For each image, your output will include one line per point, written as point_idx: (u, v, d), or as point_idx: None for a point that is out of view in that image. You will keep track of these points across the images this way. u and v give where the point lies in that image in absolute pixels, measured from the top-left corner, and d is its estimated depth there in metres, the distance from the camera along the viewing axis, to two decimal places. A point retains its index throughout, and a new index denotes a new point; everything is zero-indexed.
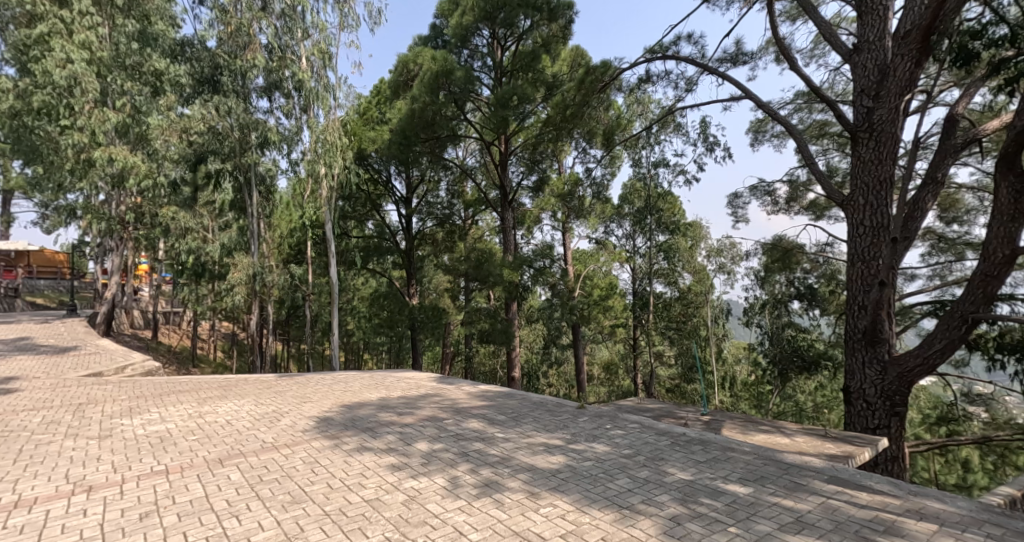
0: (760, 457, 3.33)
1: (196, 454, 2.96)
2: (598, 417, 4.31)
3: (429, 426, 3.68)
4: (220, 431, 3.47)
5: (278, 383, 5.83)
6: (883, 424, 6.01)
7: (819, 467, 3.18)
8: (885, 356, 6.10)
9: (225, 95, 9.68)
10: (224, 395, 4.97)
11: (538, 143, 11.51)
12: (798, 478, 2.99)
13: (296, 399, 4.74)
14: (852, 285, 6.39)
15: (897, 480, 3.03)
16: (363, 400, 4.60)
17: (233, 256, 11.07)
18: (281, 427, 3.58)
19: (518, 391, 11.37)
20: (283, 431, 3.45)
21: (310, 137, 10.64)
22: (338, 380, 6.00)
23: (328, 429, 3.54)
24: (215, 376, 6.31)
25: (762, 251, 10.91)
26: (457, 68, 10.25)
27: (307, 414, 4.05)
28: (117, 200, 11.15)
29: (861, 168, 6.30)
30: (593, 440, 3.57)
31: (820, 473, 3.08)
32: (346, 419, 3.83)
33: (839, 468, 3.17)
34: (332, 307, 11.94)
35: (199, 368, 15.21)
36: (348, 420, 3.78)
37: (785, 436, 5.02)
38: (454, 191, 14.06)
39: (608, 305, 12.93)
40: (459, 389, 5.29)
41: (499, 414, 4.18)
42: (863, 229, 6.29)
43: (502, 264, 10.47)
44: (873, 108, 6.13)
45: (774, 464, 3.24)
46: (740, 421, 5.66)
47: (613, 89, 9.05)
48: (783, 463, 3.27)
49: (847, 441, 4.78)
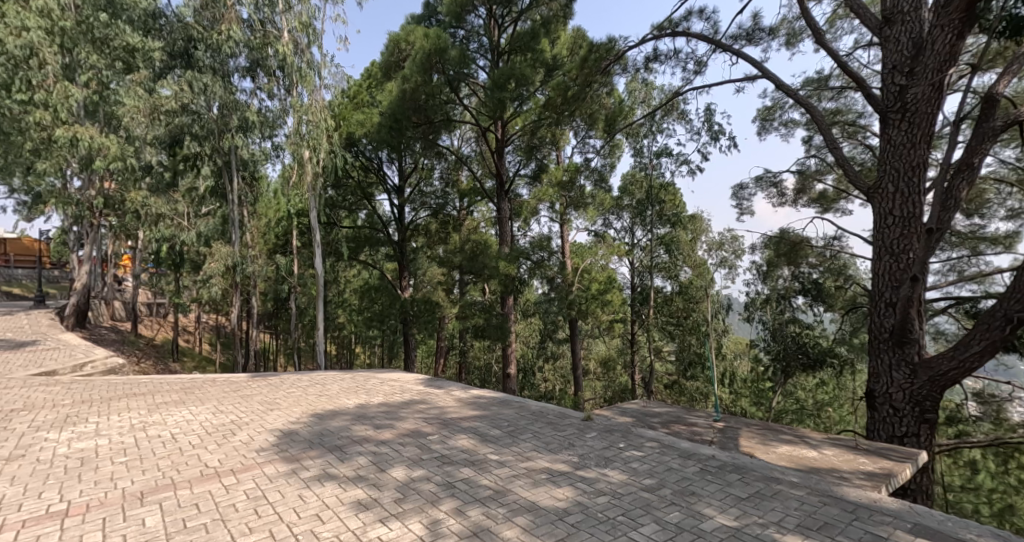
0: (813, 494, 2.80)
1: (115, 487, 2.43)
2: (607, 432, 3.78)
3: (411, 444, 3.13)
4: (159, 450, 2.91)
5: (249, 385, 5.27)
6: (911, 432, 5.53)
7: (892, 510, 2.67)
8: (914, 358, 5.59)
9: (200, 71, 9.06)
10: (185, 400, 4.39)
11: (536, 130, 10.93)
12: (874, 528, 2.48)
13: (265, 406, 4.17)
14: (880, 279, 5.89)
15: (1003, 532, 2.50)
16: (338, 409, 4.03)
17: (211, 245, 10.43)
18: (233, 444, 3.01)
19: (513, 389, 10.87)
20: (234, 450, 2.91)
21: (294, 119, 9.97)
22: (317, 382, 5.42)
23: (289, 447, 2.97)
24: (181, 377, 5.72)
25: (767, 244, 10.37)
26: (451, 47, 9.60)
27: (272, 426, 3.48)
28: (87, 184, 10.51)
29: (892, 152, 5.80)
30: (605, 465, 3.03)
31: (899, 519, 2.56)
32: (316, 434, 3.27)
33: (920, 511, 2.65)
34: (318, 300, 11.36)
35: (182, 361, 14.63)
36: (315, 436, 3.21)
37: (811, 449, 4.52)
38: (449, 179, 13.44)
39: (606, 299, 12.00)
40: (449, 394, 4.75)
41: (494, 428, 3.63)
42: (893, 219, 5.77)
43: (497, 257, 9.95)
44: (908, 86, 5.61)
45: (833, 504, 2.72)
46: (758, 431, 5.13)
47: (616, 70, 8.45)
48: (842, 502, 2.76)
49: (882, 456, 4.26)
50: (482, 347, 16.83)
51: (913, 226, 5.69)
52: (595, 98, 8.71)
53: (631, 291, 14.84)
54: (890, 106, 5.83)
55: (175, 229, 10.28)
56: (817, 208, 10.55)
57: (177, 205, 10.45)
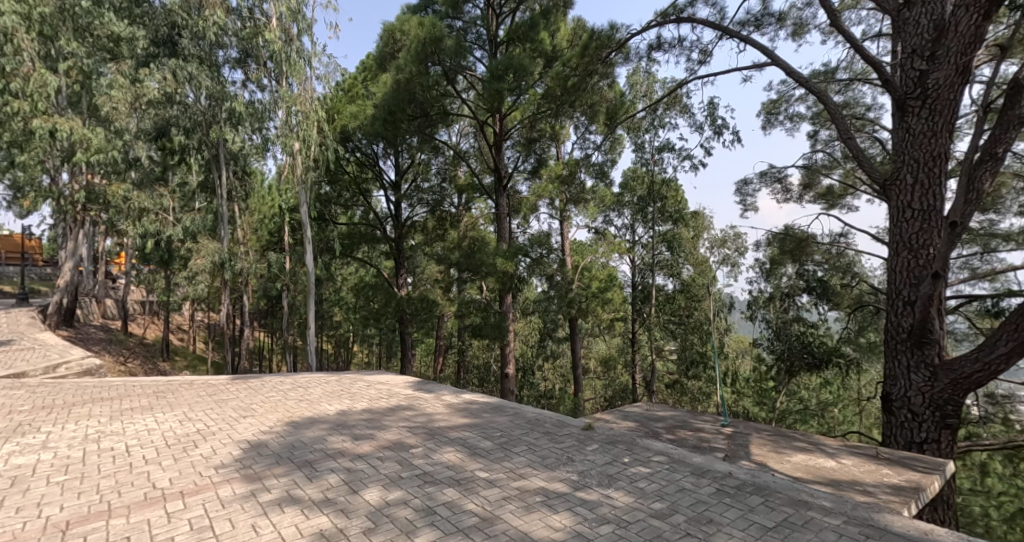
0: (850, 524, 2.49)
1: (39, 515, 2.18)
2: (610, 444, 3.45)
3: (391, 459, 2.82)
4: (105, 467, 2.65)
5: (227, 388, 4.94)
6: (931, 439, 5.21)
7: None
8: (934, 360, 5.28)
9: (186, 59, 8.80)
10: (154, 406, 4.06)
11: (535, 122, 10.57)
12: None
13: (240, 413, 3.86)
14: (898, 276, 5.58)
15: None
16: (317, 416, 3.72)
17: (197, 241, 10.08)
18: (191, 459, 2.75)
19: (511, 390, 10.57)
20: (190, 466, 2.66)
21: (283, 110, 9.58)
22: (300, 384, 5.11)
23: (253, 463, 2.71)
24: (157, 379, 5.39)
25: (770, 241, 9.93)
26: (447, 37, 9.23)
27: (240, 436, 3.18)
28: (71, 177, 10.18)
29: (910, 141, 5.50)
30: (608, 485, 2.73)
31: None
32: (287, 445, 2.99)
33: (972, 540, 2.34)
34: (309, 298, 11.01)
35: (173, 360, 14.29)
36: (286, 448, 2.93)
37: (826, 458, 4.21)
38: (446, 175, 13.07)
39: (607, 298, 11.74)
40: (438, 398, 4.44)
41: (485, 439, 3.32)
42: (912, 212, 5.46)
43: (495, 253, 9.59)
44: (928, 70, 5.30)
45: (875, 537, 2.41)
46: (769, 439, 4.82)
47: (618, 59, 8.09)
48: (884, 534, 2.44)
49: (906, 466, 3.95)
50: (480, 346, 16.51)
51: (934, 219, 5.39)
52: (594, 88, 8.38)
53: (632, 290, 14.48)
54: (909, 92, 5.52)
55: (160, 224, 9.90)
56: (823, 204, 10.21)
57: (162, 200, 10.10)
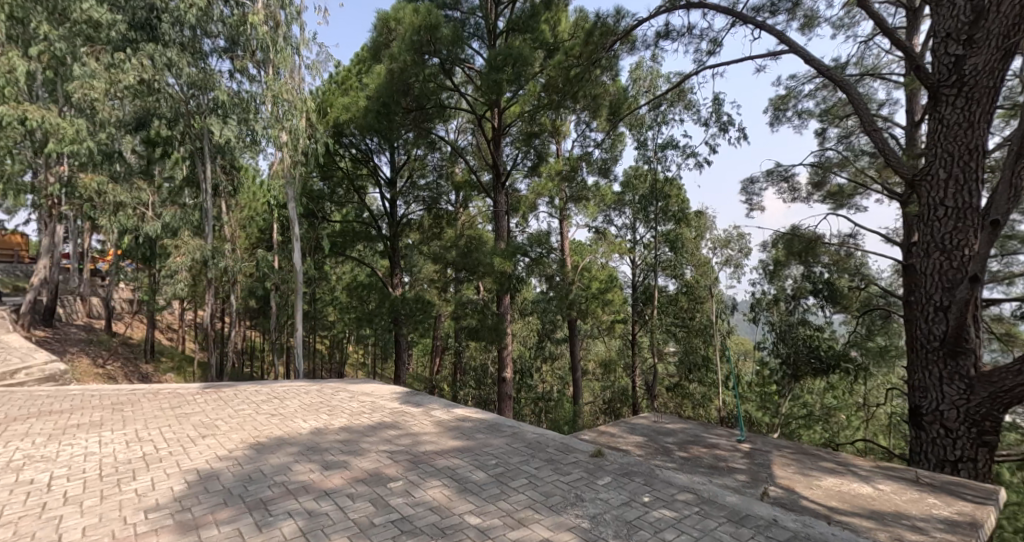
0: None
1: None
2: (624, 477, 3.02)
3: (369, 504, 2.40)
4: (11, 510, 2.30)
5: (195, 399, 4.46)
6: (967, 457, 4.80)
7: None
8: (970, 372, 4.85)
9: (165, 44, 8.49)
10: (104, 421, 3.58)
11: (534, 116, 10.12)
12: None
13: (201, 431, 3.39)
14: (930, 280, 5.14)
15: None
16: (288, 436, 3.30)
17: (178, 236, 9.60)
18: (117, 501, 2.38)
19: (508, 394, 10.16)
20: (112, 511, 2.29)
21: (269, 101, 9.04)
22: (277, 395, 4.64)
23: (193, 507, 2.34)
24: (122, 387, 4.91)
25: (776, 242, 9.43)
26: (443, 25, 8.74)
27: (189, 465, 2.77)
28: (44, 168, 9.68)
29: (943, 133, 5.08)
30: (628, 536, 2.32)
31: None
32: (242, 479, 2.60)
33: None
34: (296, 299, 10.51)
35: (157, 360, 13.75)
36: (239, 484, 2.55)
37: (860, 482, 3.78)
38: (443, 171, 12.57)
39: (607, 299, 11.27)
40: (428, 414, 4.01)
41: (479, 468, 2.89)
42: (946, 210, 5.02)
43: (493, 253, 9.14)
44: (966, 56, 4.89)
45: None
46: (792, 459, 4.39)
47: (621, 50, 7.64)
48: None
49: (951, 494, 3.53)
50: (476, 349, 16.01)
51: (971, 218, 4.96)
52: (597, 79, 7.93)
53: (632, 291, 14.10)
54: (942, 79, 5.11)
55: (138, 220, 9.37)
56: (831, 204, 9.78)
57: (141, 194, 9.61)
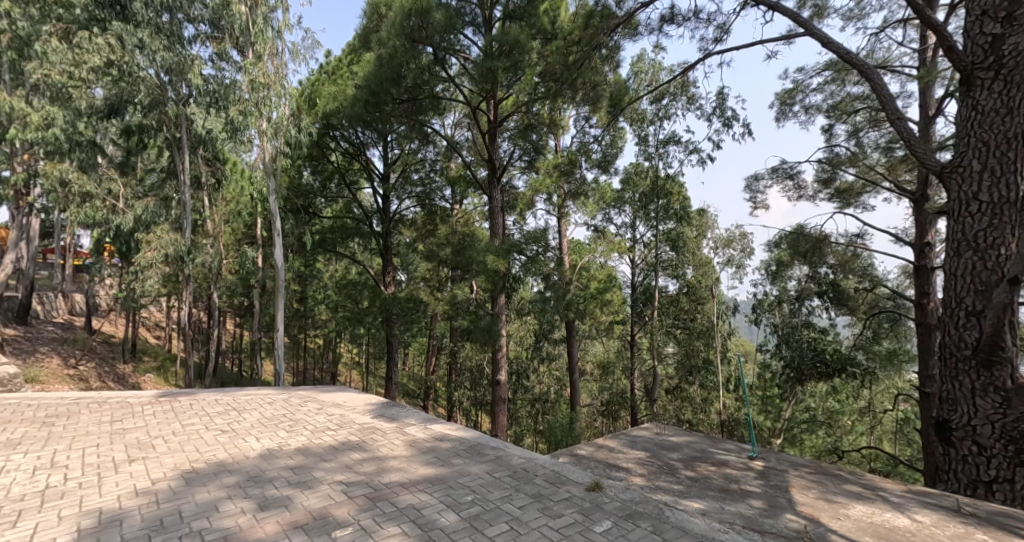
0: None
1: None
2: (626, 520, 2.57)
3: None
4: None
5: (141, 409, 4.14)
6: (1003, 477, 4.35)
7: None
8: (1006, 383, 4.37)
9: (137, 25, 8.05)
10: (23, 439, 3.34)
11: (531, 107, 9.58)
12: None
13: (131, 452, 3.19)
14: (963, 282, 4.66)
15: None
16: (232, 461, 3.11)
17: (151, 230, 9.13)
18: None
19: (502, 398, 9.68)
20: None
21: (248, 87, 8.51)
22: (237, 405, 4.37)
23: None
24: (69, 395, 4.61)
25: (779, 241, 8.96)
26: (436, 9, 8.09)
27: (92, 505, 2.55)
28: (10, 157, 9.21)
29: (977, 121, 4.62)
30: None
31: None
32: (147, 528, 2.36)
33: None
34: (279, 296, 10.02)
35: (138, 358, 13.25)
36: (141, 533, 2.32)
37: (893, 512, 3.32)
38: (438, 167, 12.08)
39: (606, 299, 10.73)
40: (400, 433, 3.73)
41: (449, 510, 2.59)
42: (980, 205, 4.55)
43: (486, 250, 8.64)
44: (1004, 34, 4.42)
45: None
46: (812, 480, 3.95)
47: (623, 36, 7.19)
48: None
49: (1002, 527, 3.09)
50: (470, 351, 15.43)
51: (1007, 213, 4.48)
52: (598, 68, 7.43)
53: (631, 291, 13.63)
54: (977, 61, 4.62)
55: (107, 212, 8.99)
56: (839, 203, 9.33)
57: (112, 186, 9.15)
